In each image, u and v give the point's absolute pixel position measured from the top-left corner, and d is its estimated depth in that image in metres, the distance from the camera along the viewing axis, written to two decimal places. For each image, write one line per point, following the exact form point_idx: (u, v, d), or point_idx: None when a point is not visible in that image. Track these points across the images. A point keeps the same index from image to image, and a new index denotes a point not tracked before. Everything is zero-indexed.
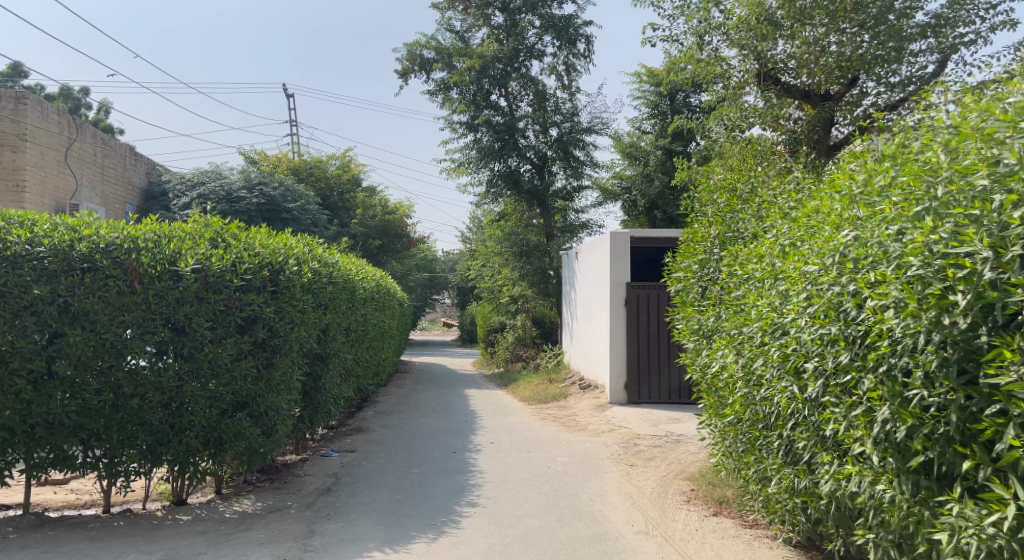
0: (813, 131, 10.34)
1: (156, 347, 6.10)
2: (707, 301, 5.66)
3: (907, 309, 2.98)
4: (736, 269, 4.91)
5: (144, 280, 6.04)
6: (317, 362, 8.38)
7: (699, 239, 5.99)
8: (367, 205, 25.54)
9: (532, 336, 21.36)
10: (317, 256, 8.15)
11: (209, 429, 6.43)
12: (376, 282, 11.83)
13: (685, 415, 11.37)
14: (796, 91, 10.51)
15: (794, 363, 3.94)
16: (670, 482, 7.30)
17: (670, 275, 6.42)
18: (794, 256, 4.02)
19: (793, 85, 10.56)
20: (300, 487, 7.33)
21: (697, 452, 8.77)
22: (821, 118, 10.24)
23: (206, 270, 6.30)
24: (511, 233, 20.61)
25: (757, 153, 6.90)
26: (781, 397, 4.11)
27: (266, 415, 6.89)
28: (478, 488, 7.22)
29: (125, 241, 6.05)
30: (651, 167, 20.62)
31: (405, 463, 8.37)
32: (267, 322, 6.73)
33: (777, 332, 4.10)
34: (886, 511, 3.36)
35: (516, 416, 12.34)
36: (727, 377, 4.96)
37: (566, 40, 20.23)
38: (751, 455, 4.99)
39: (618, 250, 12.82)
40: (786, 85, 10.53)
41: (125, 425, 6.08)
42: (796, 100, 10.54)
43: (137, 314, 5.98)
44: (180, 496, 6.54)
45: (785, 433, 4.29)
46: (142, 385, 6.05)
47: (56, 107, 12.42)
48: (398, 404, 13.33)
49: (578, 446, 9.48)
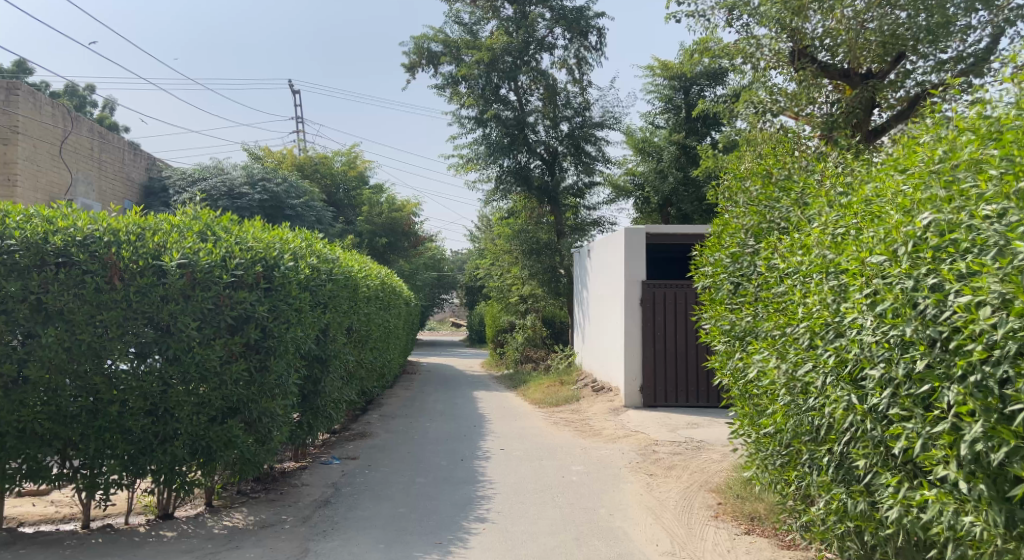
0: (855, 111, 9.64)
1: (138, 349, 5.62)
2: (740, 298, 5.14)
3: (1013, 306, 2.49)
4: (778, 262, 4.39)
5: (125, 276, 5.55)
6: (316, 363, 7.88)
7: (730, 231, 5.47)
8: (373, 202, 25.13)
9: (543, 337, 20.85)
10: (315, 251, 7.67)
11: (197, 437, 5.94)
12: (381, 281, 11.36)
13: (704, 420, 10.83)
14: (834, 71, 9.90)
15: (853, 370, 3.40)
16: (695, 495, 6.78)
17: (697, 271, 5.91)
18: (849, 246, 3.49)
19: (830, 64, 9.94)
20: (297, 498, 6.86)
21: (721, 461, 8.24)
22: (862, 99, 9.58)
23: (193, 266, 5.81)
24: (520, 229, 19.75)
25: (790, 137, 6.39)
26: (834, 408, 3.57)
27: (260, 422, 6.43)
28: (487, 501, 6.72)
29: (104, 233, 5.58)
30: (665, 163, 20.09)
31: (410, 472, 7.88)
32: (260, 322, 6.26)
33: (831, 333, 3.57)
34: (972, 545, 2.83)
35: (528, 420, 11.82)
36: (766, 383, 4.42)
37: (578, 32, 19.68)
38: (793, 472, 4.45)
39: (633, 247, 12.28)
40: (823, 64, 9.89)
41: (104, 434, 5.59)
42: (835, 79, 9.90)
43: (116, 314, 5.48)
44: (166, 510, 6.07)
45: (837, 449, 3.76)
46: (122, 391, 5.57)
47: (49, 99, 12.00)
48: (404, 407, 12.84)
49: (593, 453, 8.97)
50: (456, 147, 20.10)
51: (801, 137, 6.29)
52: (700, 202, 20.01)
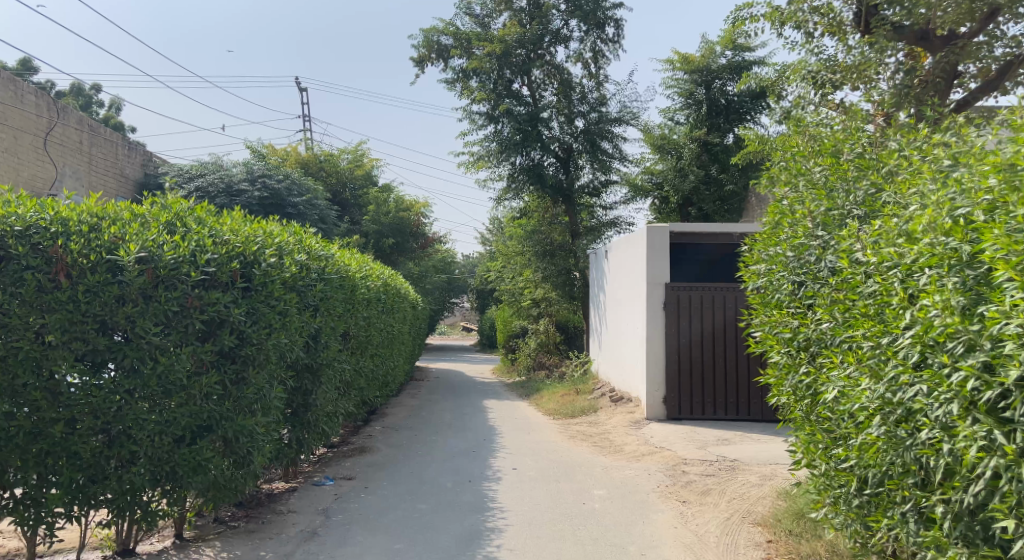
0: (935, 81, 8.74)
1: (92, 359, 4.79)
2: (806, 301, 4.26)
3: None
4: (864, 254, 3.53)
5: (73, 273, 4.72)
6: (305, 374, 7.04)
7: (788, 221, 4.60)
8: (380, 201, 24.22)
9: (556, 342, 20.01)
10: (305, 247, 6.82)
11: (160, 462, 5.09)
12: (382, 282, 10.52)
13: (735, 436, 9.92)
14: (910, 34, 8.77)
15: (996, 398, 2.53)
16: (737, 530, 5.89)
17: (746, 269, 5.03)
18: (985, 232, 2.65)
19: (905, 25, 8.81)
20: (281, 529, 6.01)
21: (760, 485, 7.35)
22: (944, 67, 8.64)
23: (155, 261, 4.98)
24: (534, 231, 19.08)
25: (856, 112, 5.48)
26: (963, 446, 2.69)
27: (237, 442, 5.58)
28: (497, 535, 5.87)
29: (50, 224, 4.75)
30: (686, 161, 19.21)
31: (411, 496, 7.03)
32: (235, 327, 5.45)
33: (959, 346, 2.70)
34: None
35: (542, 433, 10.93)
36: (846, 405, 3.52)
37: (594, 23, 18.80)
38: (881, 518, 3.53)
39: (657, 247, 11.39)
40: (897, 26, 8.80)
41: (47, 459, 4.75)
42: (911, 43, 8.84)
43: (60, 318, 4.63)
44: (125, 545, 5.22)
45: (956, 498, 2.85)
46: (70, 409, 4.72)
47: (32, 87, 11.26)
48: (408, 418, 11.98)
49: (616, 473, 8.07)
50: (466, 143, 19.22)
51: (868, 112, 5.39)
52: (722, 203, 19.18)
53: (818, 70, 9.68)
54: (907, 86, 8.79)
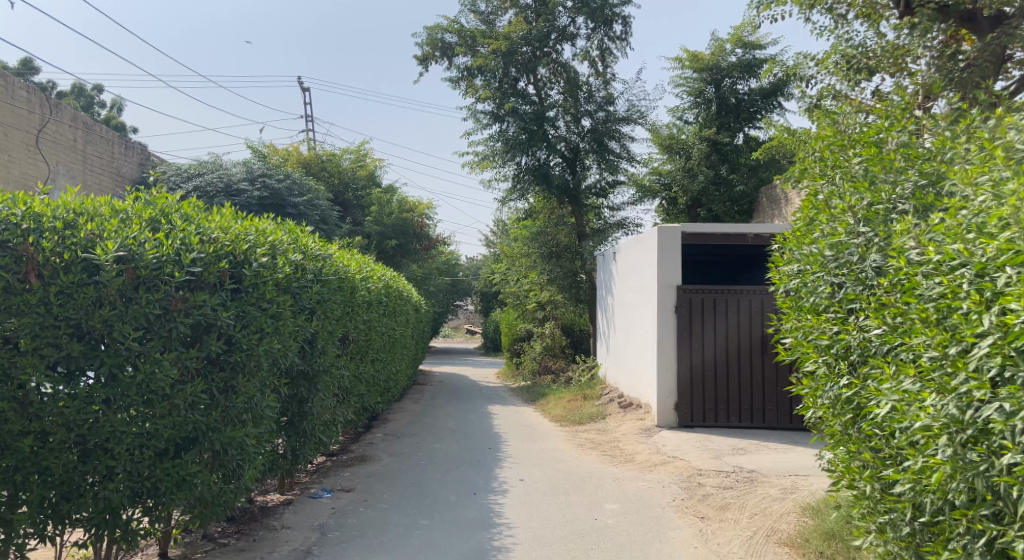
0: (984, 64, 8.04)
1: (66, 367, 4.41)
2: (846, 305, 3.85)
3: None
4: (924, 251, 3.13)
5: (44, 273, 4.35)
6: (301, 381, 6.66)
7: (824, 216, 4.19)
8: (382, 202, 23.76)
9: (562, 346, 19.63)
10: (301, 247, 6.44)
11: (140, 477, 4.70)
12: (384, 283, 10.14)
13: (752, 445, 9.51)
14: (957, 13, 8.30)
15: None
16: (762, 551, 5.47)
17: (778, 271, 4.62)
18: None
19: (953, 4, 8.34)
20: (273, 547, 5.63)
21: (781, 499, 6.93)
22: (994, 48, 7.99)
23: (135, 260, 4.60)
24: (539, 231, 18.62)
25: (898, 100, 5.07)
26: None
27: (226, 455, 5.19)
28: (504, 554, 5.47)
29: (22, 220, 4.39)
30: (695, 161, 18.80)
31: (413, 511, 6.62)
32: (224, 332, 5.07)
33: None
34: None
35: (549, 442, 10.52)
36: (901, 422, 3.12)
37: (602, 21, 18.43)
38: (941, 551, 3.12)
39: (667, 249, 10.98)
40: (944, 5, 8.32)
41: (17, 475, 4.39)
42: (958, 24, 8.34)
43: (29, 322, 4.26)
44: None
45: None
46: (41, 421, 4.34)
47: (23, 83, 10.90)
48: (411, 424, 11.57)
49: (629, 485, 7.67)
50: (471, 143, 18.81)
51: (906, 102, 4.99)
52: (732, 203, 18.66)
53: (850, 56, 9.32)
54: (950, 71, 8.24)
